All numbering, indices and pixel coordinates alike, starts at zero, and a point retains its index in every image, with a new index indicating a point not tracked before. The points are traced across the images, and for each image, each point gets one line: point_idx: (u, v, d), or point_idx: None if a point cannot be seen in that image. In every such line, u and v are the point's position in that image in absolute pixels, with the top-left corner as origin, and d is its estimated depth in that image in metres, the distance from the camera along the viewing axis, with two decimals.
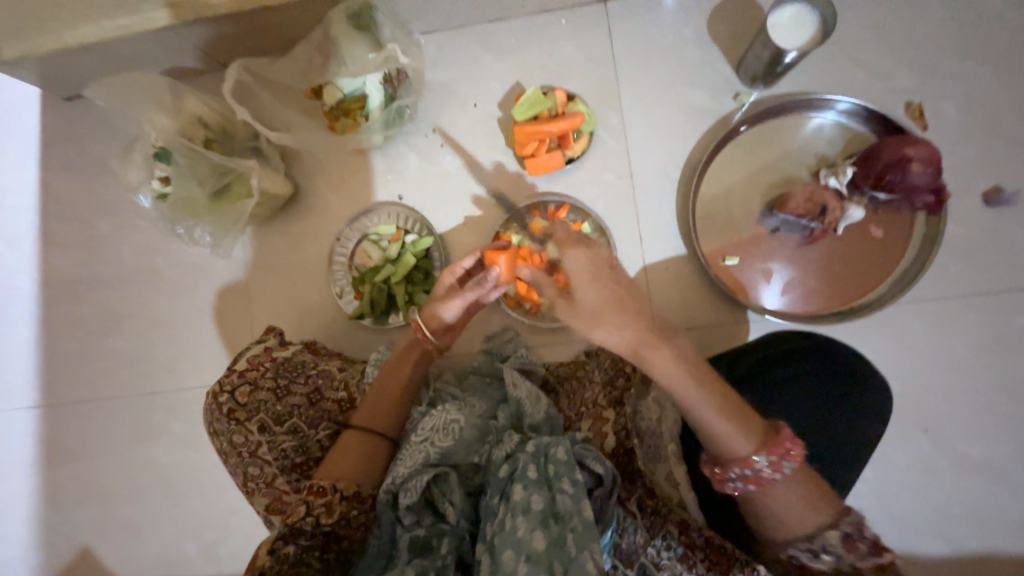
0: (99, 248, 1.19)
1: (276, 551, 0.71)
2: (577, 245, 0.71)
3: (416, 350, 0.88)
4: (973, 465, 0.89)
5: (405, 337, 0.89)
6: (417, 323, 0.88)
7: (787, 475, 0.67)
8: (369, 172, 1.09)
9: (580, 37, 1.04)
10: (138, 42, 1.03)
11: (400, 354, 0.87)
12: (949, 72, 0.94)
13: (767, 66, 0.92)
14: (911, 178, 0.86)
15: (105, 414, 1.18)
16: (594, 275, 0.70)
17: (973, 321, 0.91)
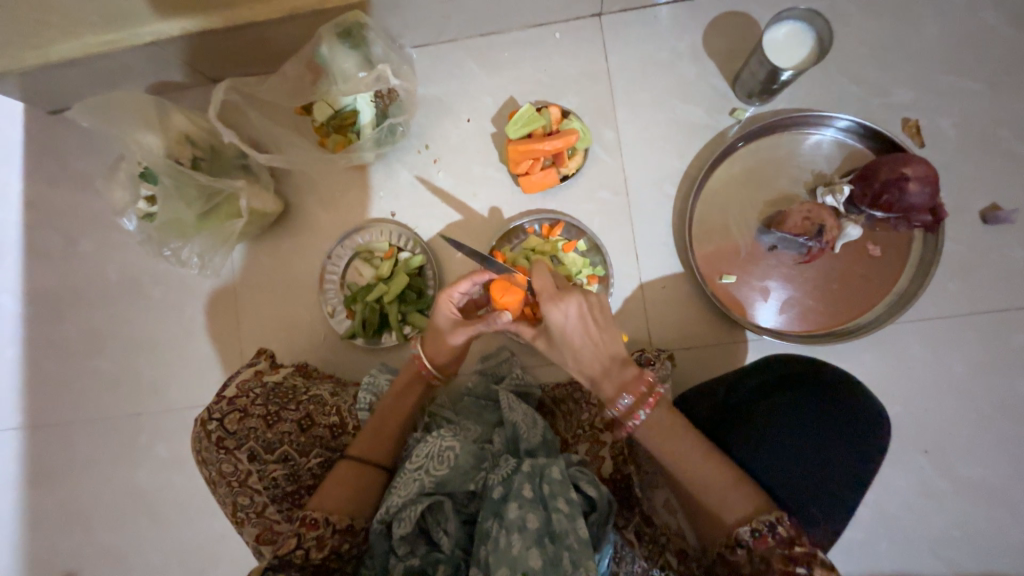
0: (85, 265, 1.17)
1: None
2: (561, 302, 0.74)
3: (418, 386, 0.86)
4: (973, 485, 0.88)
5: (407, 371, 0.87)
6: (421, 359, 0.86)
7: (722, 481, 0.67)
8: (361, 189, 1.08)
9: (574, 52, 1.03)
10: (123, 58, 1.01)
11: (400, 390, 0.85)
12: (946, 89, 0.94)
13: (764, 83, 0.91)
14: (909, 198, 0.84)
15: (91, 435, 1.16)
16: (573, 326, 0.76)
17: (972, 340, 0.91)
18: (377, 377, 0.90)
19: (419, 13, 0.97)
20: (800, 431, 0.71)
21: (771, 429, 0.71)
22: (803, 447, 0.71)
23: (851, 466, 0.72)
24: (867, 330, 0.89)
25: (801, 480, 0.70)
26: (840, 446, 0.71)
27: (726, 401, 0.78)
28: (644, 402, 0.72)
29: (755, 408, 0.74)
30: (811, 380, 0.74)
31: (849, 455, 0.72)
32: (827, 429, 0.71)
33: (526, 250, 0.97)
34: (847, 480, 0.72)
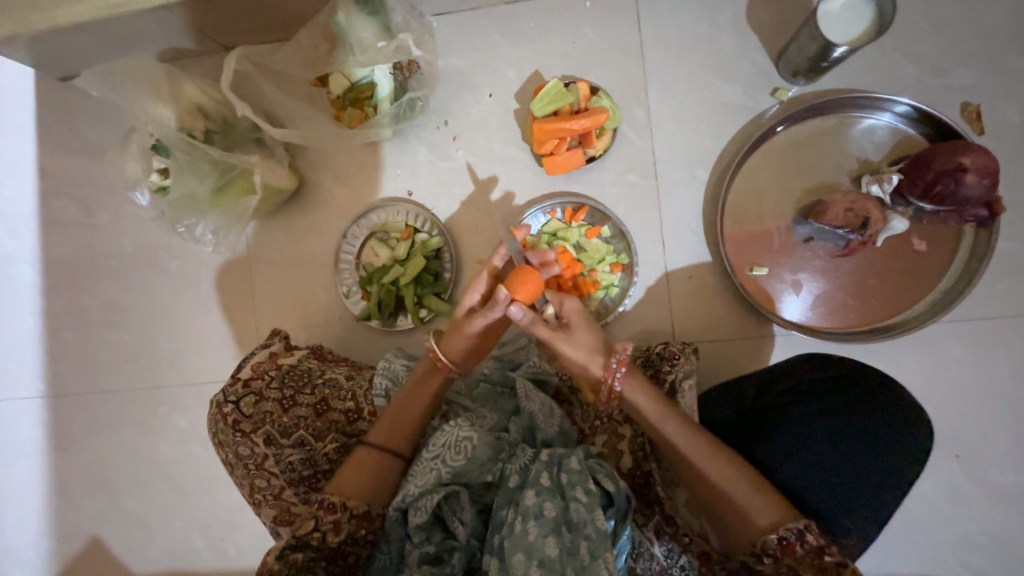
0: (100, 237, 1.16)
1: (286, 556, 0.69)
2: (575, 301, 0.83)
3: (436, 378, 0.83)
4: (1005, 492, 0.86)
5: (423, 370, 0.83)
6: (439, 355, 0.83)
7: (747, 488, 0.66)
8: (378, 167, 1.04)
9: (605, 22, 0.96)
10: (132, 23, 0.97)
11: (424, 382, 0.82)
12: (1013, 70, 0.86)
13: (812, 61, 0.84)
14: (963, 190, 0.78)
15: (111, 406, 1.17)
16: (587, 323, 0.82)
17: (1017, 343, 0.86)
18: (392, 362, 0.87)
19: None
20: (832, 436, 0.69)
21: (801, 433, 0.70)
22: (835, 453, 0.69)
23: (884, 474, 0.69)
24: (906, 329, 0.84)
25: (828, 487, 0.68)
26: (875, 455, 0.69)
27: (756, 401, 0.77)
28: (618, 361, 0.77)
29: (787, 410, 0.73)
30: (848, 386, 0.73)
31: (883, 464, 0.69)
32: (861, 436, 0.69)
33: (547, 235, 0.95)
34: (879, 489, 0.69)
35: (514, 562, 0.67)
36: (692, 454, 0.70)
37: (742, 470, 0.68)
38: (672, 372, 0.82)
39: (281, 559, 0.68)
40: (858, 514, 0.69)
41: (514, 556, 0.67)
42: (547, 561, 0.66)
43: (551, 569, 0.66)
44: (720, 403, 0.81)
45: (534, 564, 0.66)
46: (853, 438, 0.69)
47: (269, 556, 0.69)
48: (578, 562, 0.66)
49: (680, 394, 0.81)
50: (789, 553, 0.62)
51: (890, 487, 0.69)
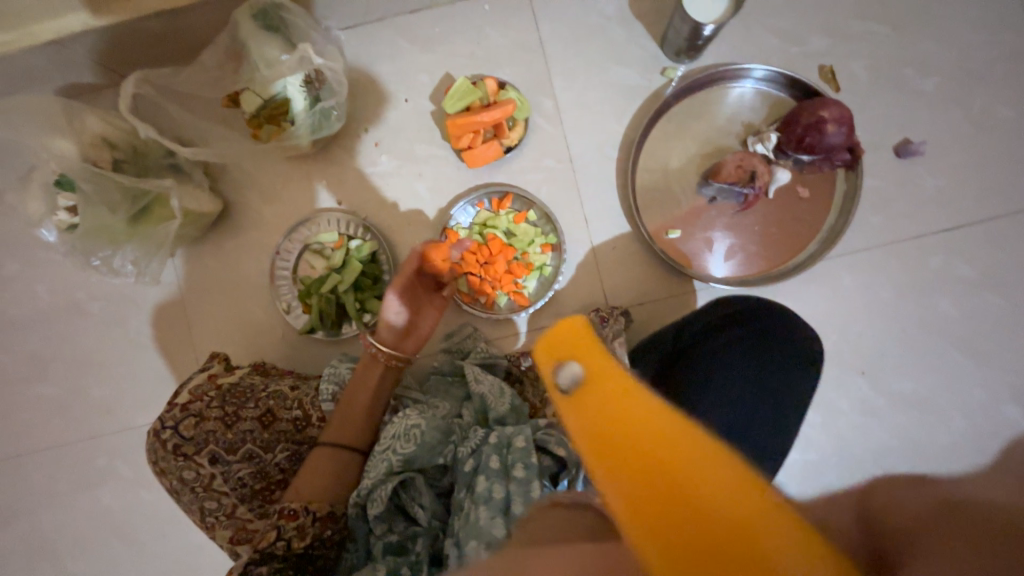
0: (9, 289, 1.09)
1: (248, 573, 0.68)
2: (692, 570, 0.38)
3: (377, 368, 0.86)
4: (906, 398, 0.97)
5: (362, 357, 0.86)
6: (368, 341, 0.86)
7: None
8: (303, 180, 1.05)
9: (505, 22, 1.03)
10: (20, 61, 0.94)
11: (360, 374, 0.85)
12: (856, 34, 0.99)
13: (688, 40, 0.94)
14: (827, 139, 0.89)
15: (42, 467, 1.10)
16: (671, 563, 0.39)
17: (895, 267, 0.98)
18: (337, 366, 0.89)
19: None
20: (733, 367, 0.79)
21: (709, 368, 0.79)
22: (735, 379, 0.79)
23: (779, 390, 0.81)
24: (803, 266, 0.94)
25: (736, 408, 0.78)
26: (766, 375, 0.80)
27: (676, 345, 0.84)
28: None
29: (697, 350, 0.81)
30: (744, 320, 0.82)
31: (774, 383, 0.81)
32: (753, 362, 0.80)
33: (477, 226, 0.99)
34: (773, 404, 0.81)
35: (468, 550, 0.68)
36: None
37: None
38: (604, 333, 0.88)
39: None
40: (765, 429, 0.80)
41: (467, 544, 0.68)
42: (495, 543, 0.67)
43: (503, 550, 0.67)
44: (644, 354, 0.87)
45: (483, 548, 0.67)
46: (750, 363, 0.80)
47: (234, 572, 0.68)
48: None
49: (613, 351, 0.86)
50: None
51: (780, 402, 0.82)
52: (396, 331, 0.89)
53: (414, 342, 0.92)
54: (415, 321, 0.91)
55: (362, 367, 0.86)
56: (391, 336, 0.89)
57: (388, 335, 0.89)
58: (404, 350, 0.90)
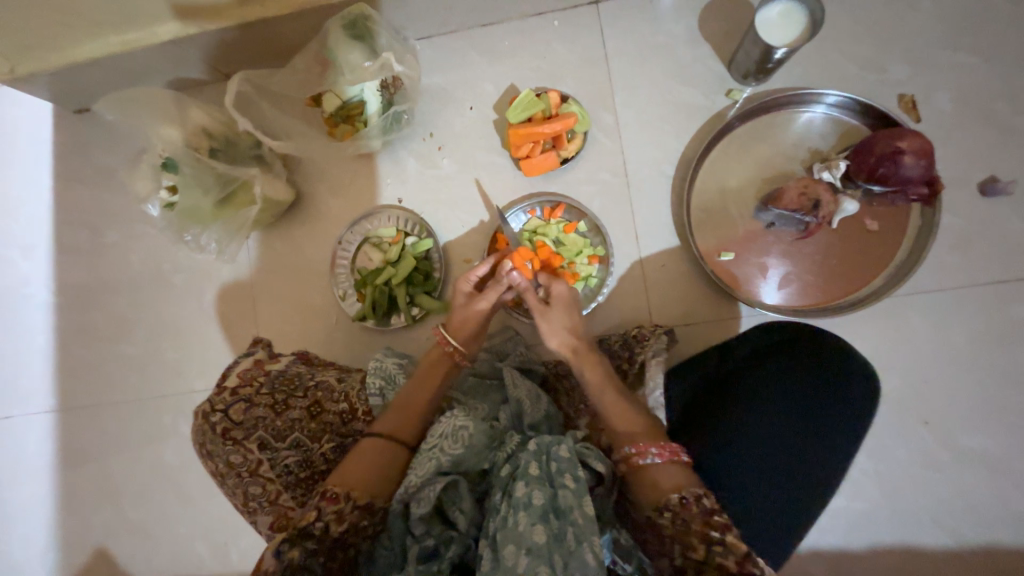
0: (109, 255, 1.23)
1: (282, 554, 0.70)
2: None
3: (445, 364, 0.91)
4: (973, 455, 0.90)
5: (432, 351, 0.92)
6: (439, 337, 0.92)
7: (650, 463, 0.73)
8: (370, 178, 1.12)
9: (572, 38, 1.06)
10: (143, 57, 1.08)
11: (423, 370, 0.90)
12: (943, 64, 0.95)
13: (758, 63, 0.93)
14: (905, 171, 0.85)
15: (117, 417, 1.22)
16: None
17: (970, 312, 0.92)
18: (383, 361, 0.94)
19: (421, 5, 1.01)
20: (782, 402, 0.77)
21: (754, 396, 0.78)
22: (782, 416, 0.76)
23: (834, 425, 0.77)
24: (866, 303, 0.90)
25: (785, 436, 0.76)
26: (817, 413, 0.77)
27: (719, 371, 0.84)
28: (656, 451, 0.73)
29: (741, 378, 0.80)
30: (794, 353, 0.80)
31: (828, 420, 0.77)
32: (804, 396, 0.77)
33: (528, 232, 1.02)
34: (827, 444, 0.77)
35: (506, 553, 0.70)
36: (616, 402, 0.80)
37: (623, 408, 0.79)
38: (643, 351, 0.88)
39: (278, 557, 0.70)
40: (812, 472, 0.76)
41: (505, 548, 0.71)
42: (535, 548, 0.69)
43: (539, 556, 0.69)
44: (682, 377, 0.88)
45: (523, 552, 0.69)
46: (801, 400, 0.77)
47: (268, 554, 0.70)
48: (565, 548, 0.70)
49: (648, 372, 0.86)
50: (687, 510, 0.68)
51: (841, 439, 0.77)
52: (470, 332, 0.92)
53: (480, 343, 0.95)
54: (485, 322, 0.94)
55: (430, 363, 0.91)
56: (464, 334, 0.92)
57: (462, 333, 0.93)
58: (470, 347, 0.93)
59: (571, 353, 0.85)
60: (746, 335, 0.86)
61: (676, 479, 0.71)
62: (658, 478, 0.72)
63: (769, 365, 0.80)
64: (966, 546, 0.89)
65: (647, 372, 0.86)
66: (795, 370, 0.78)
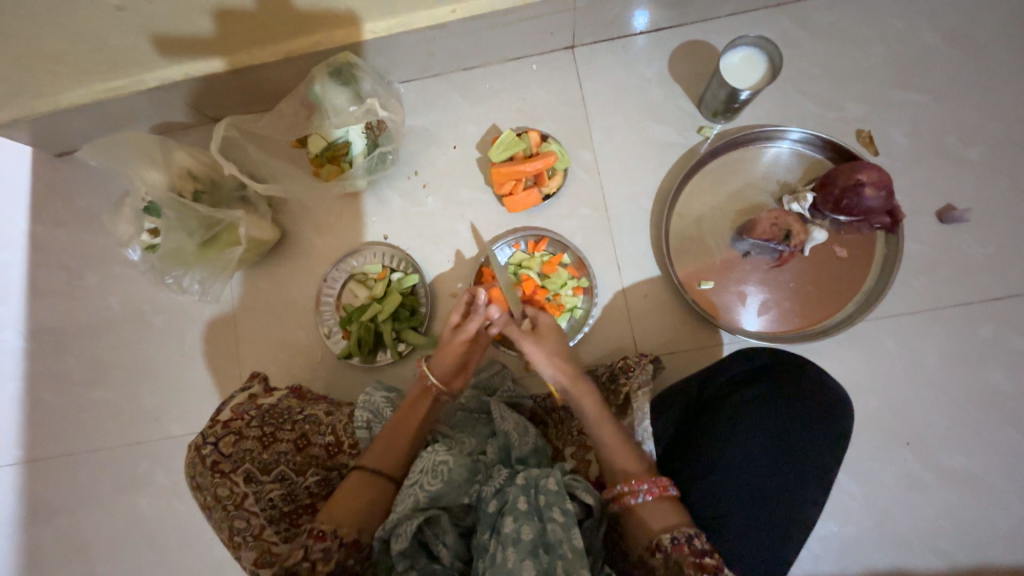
0: (86, 298, 1.20)
1: None
2: None
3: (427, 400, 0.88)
4: (956, 475, 0.92)
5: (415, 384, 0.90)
6: (423, 369, 0.90)
7: (642, 502, 0.73)
8: (356, 216, 1.13)
9: (550, 81, 1.11)
10: (128, 102, 1.09)
11: (409, 402, 0.88)
12: (895, 102, 1.02)
13: (725, 103, 0.98)
14: (866, 203, 0.90)
15: (89, 467, 1.17)
16: None
17: (941, 333, 0.95)
18: (372, 396, 0.92)
19: (405, 51, 1.05)
20: (759, 427, 0.78)
21: (737, 423, 0.78)
22: (761, 441, 0.78)
23: (819, 448, 0.79)
24: (841, 328, 0.93)
25: (773, 463, 0.77)
26: (796, 436, 0.78)
27: (700, 397, 0.85)
28: (647, 488, 0.73)
29: (719, 406, 0.81)
30: (771, 379, 0.82)
31: (808, 440, 0.78)
32: (781, 421, 0.78)
33: (513, 266, 1.04)
34: (810, 465, 0.78)
35: None
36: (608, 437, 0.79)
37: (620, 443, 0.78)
38: (627, 385, 0.88)
39: None
40: (802, 495, 0.77)
41: None
42: None
43: None
44: (665, 408, 0.88)
45: None
46: (780, 423, 0.78)
47: None
48: None
49: (635, 402, 0.85)
50: (679, 551, 0.68)
51: (826, 464, 0.79)
52: (450, 364, 0.91)
53: (465, 377, 0.94)
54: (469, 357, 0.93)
55: (412, 399, 0.88)
56: (444, 369, 0.90)
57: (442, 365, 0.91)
58: (453, 383, 0.92)
59: (568, 381, 0.84)
60: (729, 361, 0.86)
61: (665, 521, 0.71)
62: (649, 517, 0.72)
63: (745, 391, 0.81)
64: (956, 568, 0.90)
65: (634, 402, 0.85)
66: (770, 395, 0.80)
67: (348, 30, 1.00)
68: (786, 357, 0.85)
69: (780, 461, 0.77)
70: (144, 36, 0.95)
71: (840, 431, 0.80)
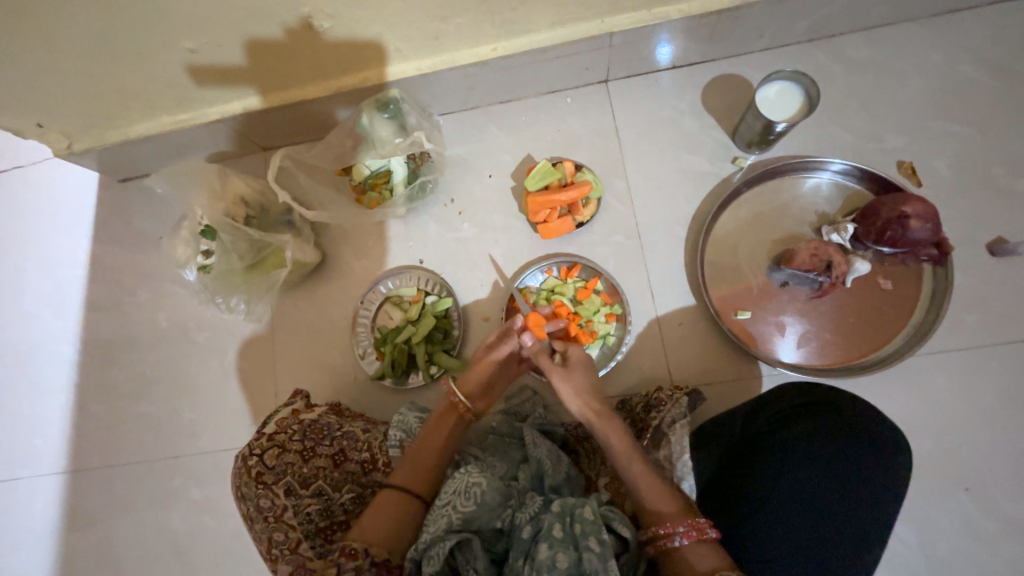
0: (137, 314, 1.27)
1: None
2: None
3: (451, 417, 0.88)
4: (1022, 525, 0.85)
5: (440, 403, 0.89)
6: (451, 388, 0.90)
7: (681, 544, 0.70)
8: (393, 240, 1.17)
9: (585, 113, 1.14)
10: (189, 133, 1.18)
11: (435, 421, 0.87)
12: (936, 133, 1.01)
13: (760, 134, 0.99)
14: (912, 234, 0.88)
15: (127, 479, 1.20)
16: None
17: (997, 371, 0.90)
18: (405, 415, 0.93)
19: (446, 86, 1.11)
20: (809, 466, 0.75)
21: (784, 462, 0.76)
22: (810, 480, 0.75)
23: (872, 492, 0.75)
24: (889, 362, 0.90)
25: (825, 502, 0.74)
26: (849, 477, 0.75)
27: (744, 432, 0.82)
28: (687, 531, 0.70)
29: (765, 441, 0.79)
30: (819, 415, 0.79)
31: (863, 481, 0.75)
32: (832, 462, 0.75)
33: (545, 292, 1.05)
34: (865, 510, 0.74)
35: None
36: (636, 472, 0.77)
37: (649, 476, 0.76)
38: (658, 417, 0.87)
39: None
40: (860, 538, 0.73)
41: None
42: None
43: None
44: (703, 442, 0.86)
45: None
46: (831, 462, 0.75)
47: None
48: None
49: (670, 433, 0.84)
50: None
51: (880, 509, 0.75)
52: (477, 384, 0.92)
53: (489, 399, 0.94)
54: (493, 379, 0.94)
55: (439, 418, 0.88)
56: (471, 387, 0.91)
57: (468, 385, 0.92)
58: (476, 403, 0.92)
59: (592, 417, 0.83)
60: (776, 396, 0.84)
61: (707, 564, 0.69)
62: (690, 560, 0.69)
63: (794, 429, 0.78)
64: None
65: (670, 434, 0.84)
66: (819, 432, 0.77)
67: (394, 67, 1.07)
68: (833, 394, 0.82)
69: (834, 501, 0.74)
70: (211, 74, 1.04)
71: (895, 471, 0.76)
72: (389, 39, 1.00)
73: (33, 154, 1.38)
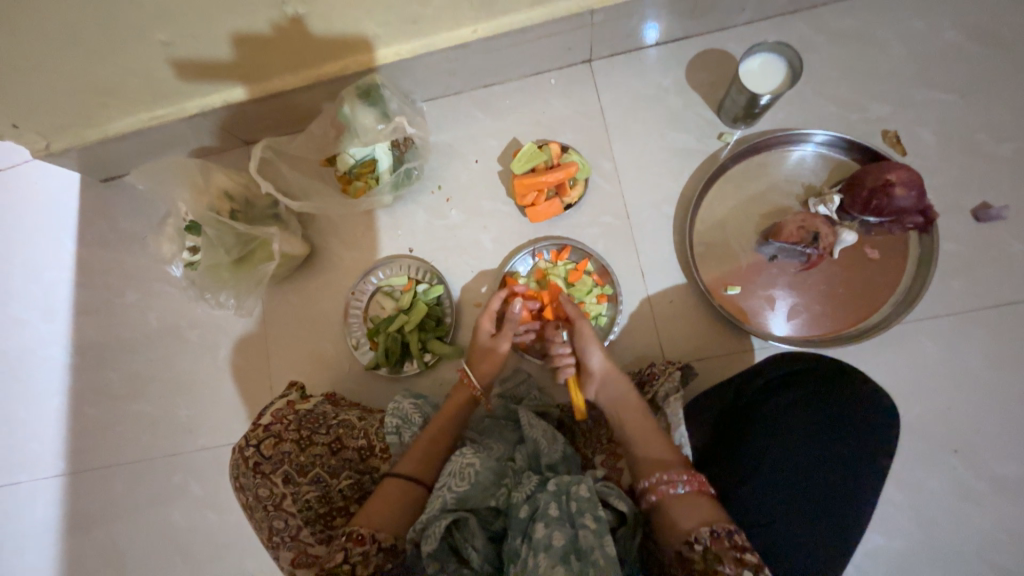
0: (126, 315, 1.26)
1: None
2: None
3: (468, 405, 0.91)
4: (1009, 483, 0.87)
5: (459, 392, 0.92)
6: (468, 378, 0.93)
7: (678, 492, 0.73)
8: (382, 230, 1.16)
9: (570, 94, 1.13)
10: (169, 129, 1.16)
11: (457, 404, 0.90)
12: (921, 101, 1.01)
13: (746, 109, 0.99)
14: (897, 202, 0.88)
15: (126, 479, 1.20)
16: None
17: (984, 335, 0.92)
18: (400, 403, 0.93)
19: (429, 71, 1.09)
20: (800, 431, 0.76)
21: (774, 429, 0.77)
22: (801, 444, 0.76)
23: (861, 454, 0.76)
24: (877, 330, 0.91)
25: (816, 465, 0.75)
26: (837, 440, 0.76)
27: (735, 401, 0.83)
28: (685, 478, 0.73)
29: (757, 409, 0.80)
30: (808, 382, 0.80)
31: (852, 444, 0.76)
32: (822, 426, 0.77)
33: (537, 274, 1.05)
34: (855, 472, 0.76)
35: None
36: (641, 424, 0.82)
37: (645, 427, 0.82)
38: (653, 390, 0.88)
39: None
40: (851, 498, 0.75)
41: None
42: None
43: None
44: (696, 415, 0.87)
45: None
46: (820, 426, 0.77)
47: None
48: None
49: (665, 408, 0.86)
50: (717, 544, 0.66)
51: (869, 471, 0.76)
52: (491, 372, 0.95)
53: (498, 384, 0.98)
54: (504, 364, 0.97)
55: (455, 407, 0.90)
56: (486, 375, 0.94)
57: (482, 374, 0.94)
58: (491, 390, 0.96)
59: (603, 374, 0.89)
60: (765, 364, 0.85)
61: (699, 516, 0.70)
62: (685, 514, 0.71)
63: (784, 396, 0.79)
64: None
65: (666, 408, 0.86)
66: (809, 399, 0.78)
67: (375, 53, 1.05)
68: (822, 363, 0.82)
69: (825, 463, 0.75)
70: (188, 68, 1.02)
71: (885, 434, 0.78)
72: (368, 25, 0.98)
73: (11, 157, 1.36)
